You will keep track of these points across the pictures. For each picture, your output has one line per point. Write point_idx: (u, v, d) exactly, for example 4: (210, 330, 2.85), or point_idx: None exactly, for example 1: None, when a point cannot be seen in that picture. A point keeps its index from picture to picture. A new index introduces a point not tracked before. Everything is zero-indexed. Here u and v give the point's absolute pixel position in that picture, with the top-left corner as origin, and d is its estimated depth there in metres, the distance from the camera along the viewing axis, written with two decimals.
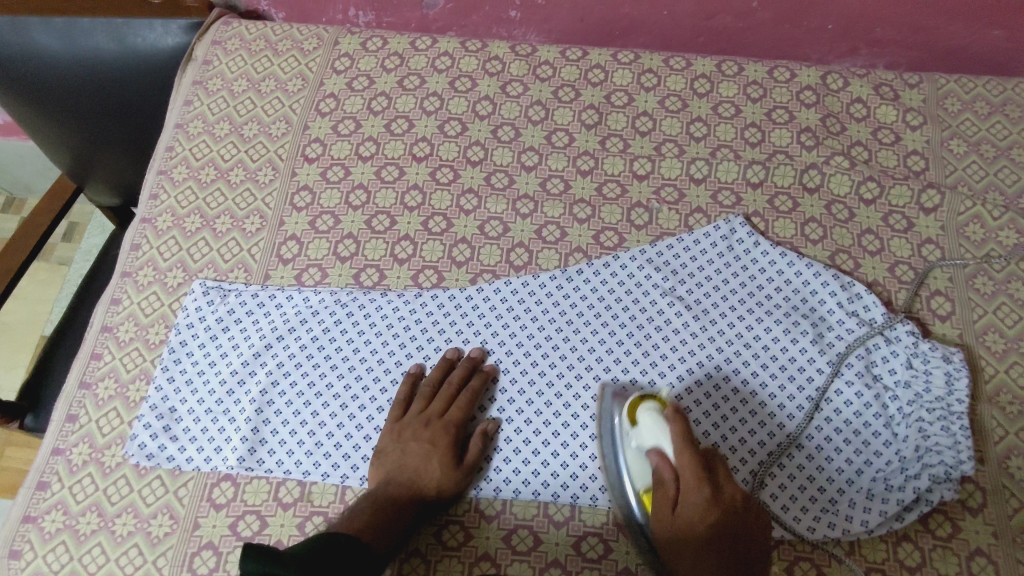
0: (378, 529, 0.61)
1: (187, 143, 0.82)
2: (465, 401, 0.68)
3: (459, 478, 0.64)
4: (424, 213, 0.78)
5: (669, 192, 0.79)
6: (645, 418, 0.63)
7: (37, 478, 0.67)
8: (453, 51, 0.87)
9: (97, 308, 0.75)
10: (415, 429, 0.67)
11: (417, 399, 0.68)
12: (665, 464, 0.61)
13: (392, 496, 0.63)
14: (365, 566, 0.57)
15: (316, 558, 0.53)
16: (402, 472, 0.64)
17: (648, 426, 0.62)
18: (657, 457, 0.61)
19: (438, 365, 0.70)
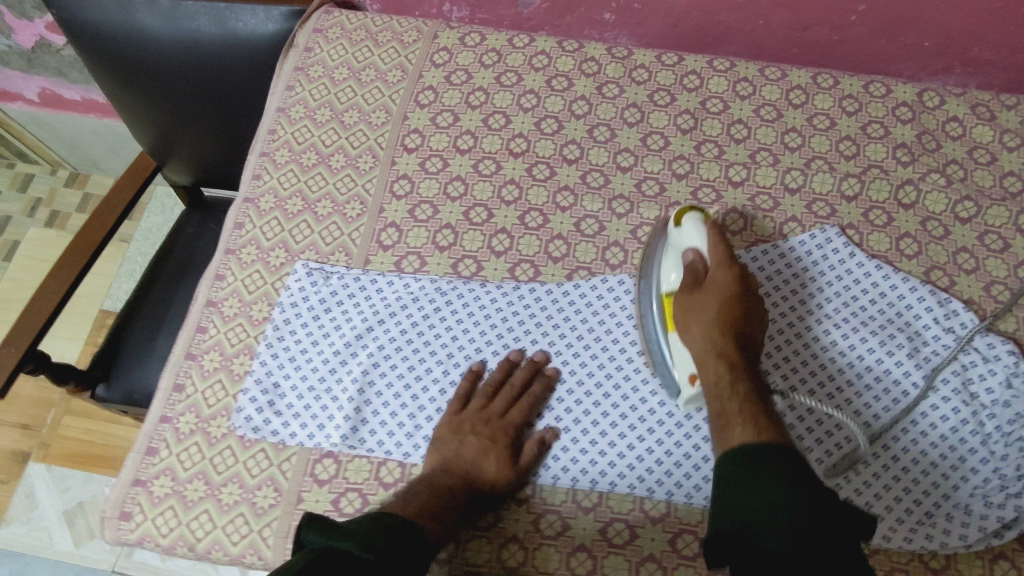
0: (437, 522, 0.60)
1: (289, 127, 0.84)
2: (526, 402, 0.69)
3: (515, 474, 0.66)
4: (521, 208, 0.79)
5: (764, 200, 0.80)
6: (689, 224, 0.70)
7: (146, 443, 0.69)
8: (550, 50, 0.88)
9: (201, 283, 0.77)
10: (474, 424, 0.68)
11: (477, 396, 0.70)
12: (699, 260, 0.70)
13: (448, 489, 0.64)
14: (423, 552, 0.57)
15: (384, 539, 0.54)
16: (458, 466, 0.66)
17: (690, 228, 0.70)
18: (694, 254, 0.70)
19: (500, 364, 0.71)
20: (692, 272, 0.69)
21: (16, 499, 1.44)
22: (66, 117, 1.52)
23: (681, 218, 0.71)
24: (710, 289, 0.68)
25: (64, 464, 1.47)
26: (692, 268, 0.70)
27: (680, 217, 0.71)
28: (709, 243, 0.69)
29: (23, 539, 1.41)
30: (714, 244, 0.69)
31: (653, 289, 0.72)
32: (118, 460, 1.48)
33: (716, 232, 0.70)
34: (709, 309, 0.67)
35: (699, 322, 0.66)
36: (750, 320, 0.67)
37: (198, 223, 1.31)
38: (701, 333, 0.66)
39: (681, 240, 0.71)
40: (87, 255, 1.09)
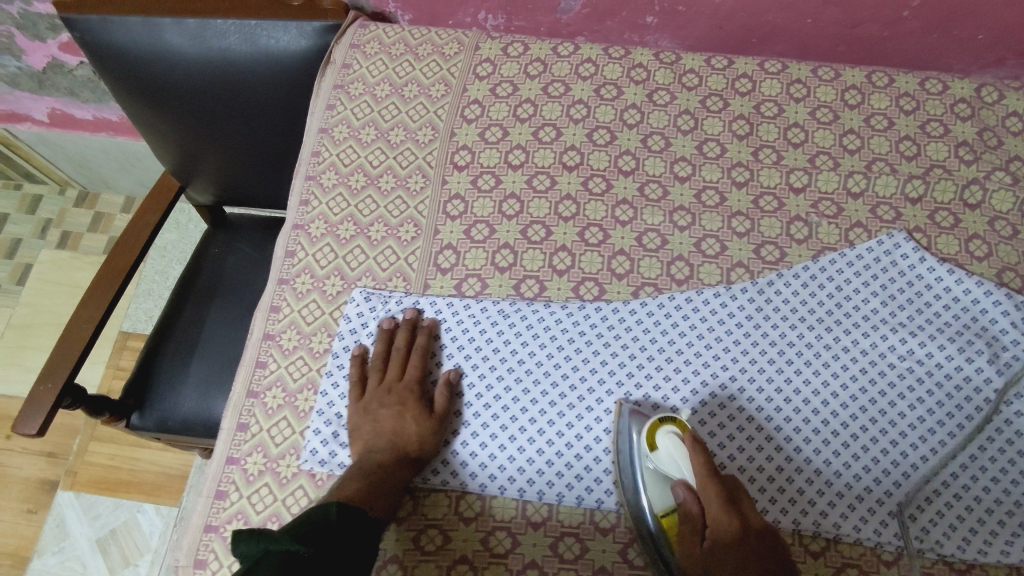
0: (374, 494, 0.62)
1: (334, 148, 0.81)
2: (416, 361, 0.70)
3: (434, 426, 0.67)
4: (580, 224, 0.77)
5: (827, 205, 0.78)
6: (665, 445, 0.62)
7: (214, 486, 0.67)
8: (596, 58, 0.85)
9: (256, 316, 0.74)
10: (379, 397, 0.69)
11: (371, 373, 0.70)
12: (691, 495, 0.60)
13: (381, 461, 0.65)
14: (366, 534, 0.57)
15: (322, 533, 0.54)
16: (380, 438, 0.66)
17: (668, 453, 0.62)
18: (683, 487, 0.61)
19: (378, 338, 0.72)
20: (688, 515, 0.60)
21: (46, 529, 1.41)
22: (76, 136, 1.48)
23: (654, 437, 0.63)
24: (715, 557, 0.58)
25: (93, 491, 1.44)
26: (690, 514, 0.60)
27: (654, 435, 0.63)
28: (698, 475, 0.60)
29: (55, 569, 1.38)
30: (700, 466, 0.60)
31: (643, 505, 0.63)
32: (147, 484, 1.45)
33: (702, 451, 0.60)
34: (726, 551, 0.58)
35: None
36: (759, 528, 0.59)
37: (223, 243, 1.27)
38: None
39: (662, 466, 0.62)
40: (119, 281, 1.06)
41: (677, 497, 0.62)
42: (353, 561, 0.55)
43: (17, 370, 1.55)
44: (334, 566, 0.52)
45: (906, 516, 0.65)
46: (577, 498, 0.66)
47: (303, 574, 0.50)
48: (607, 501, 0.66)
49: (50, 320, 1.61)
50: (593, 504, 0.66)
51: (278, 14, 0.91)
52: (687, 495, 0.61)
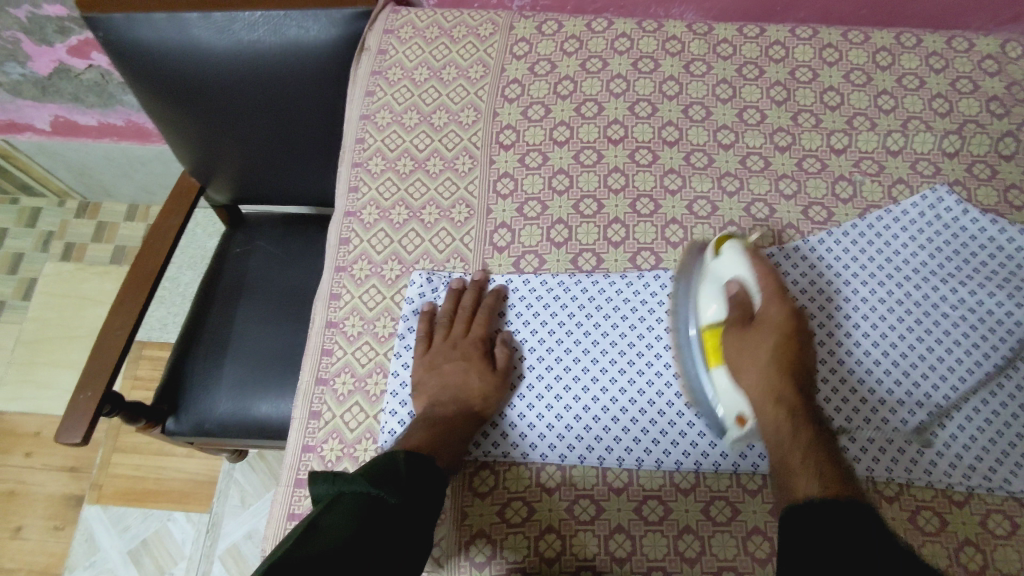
0: (439, 446, 0.64)
1: (378, 134, 0.82)
2: (483, 317, 0.71)
3: (497, 382, 0.68)
4: (630, 196, 0.78)
5: (869, 164, 0.80)
6: (728, 253, 0.68)
7: (293, 476, 0.67)
8: (630, 32, 0.86)
9: (316, 304, 0.75)
10: (445, 353, 0.70)
11: (438, 328, 0.71)
12: (744, 292, 0.66)
13: (447, 415, 0.66)
14: (435, 482, 0.60)
15: (394, 476, 0.57)
16: (445, 391, 0.67)
17: (730, 259, 0.67)
18: (739, 283, 0.66)
19: (447, 296, 0.73)
20: (741, 310, 0.65)
21: (76, 545, 1.38)
22: (78, 144, 1.45)
23: (721, 246, 0.69)
24: (763, 326, 0.65)
25: (120, 502, 1.41)
26: (738, 302, 0.65)
27: (720, 245, 0.69)
28: (758, 272, 0.66)
29: None
30: (762, 274, 0.66)
31: (695, 341, 0.68)
32: (175, 492, 1.42)
33: (764, 262, 0.67)
34: (762, 365, 0.63)
35: (755, 363, 0.63)
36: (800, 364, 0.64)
37: (244, 241, 1.24)
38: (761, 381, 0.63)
39: (719, 271, 0.68)
40: (146, 286, 1.01)
41: (727, 301, 0.66)
42: (425, 503, 0.58)
43: (30, 387, 1.52)
44: (405, 509, 0.56)
45: (974, 457, 0.67)
46: (655, 462, 0.67)
47: (373, 517, 0.54)
48: (686, 462, 0.66)
49: (60, 334, 1.57)
50: (671, 466, 0.66)
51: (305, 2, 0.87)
52: (743, 288, 0.66)
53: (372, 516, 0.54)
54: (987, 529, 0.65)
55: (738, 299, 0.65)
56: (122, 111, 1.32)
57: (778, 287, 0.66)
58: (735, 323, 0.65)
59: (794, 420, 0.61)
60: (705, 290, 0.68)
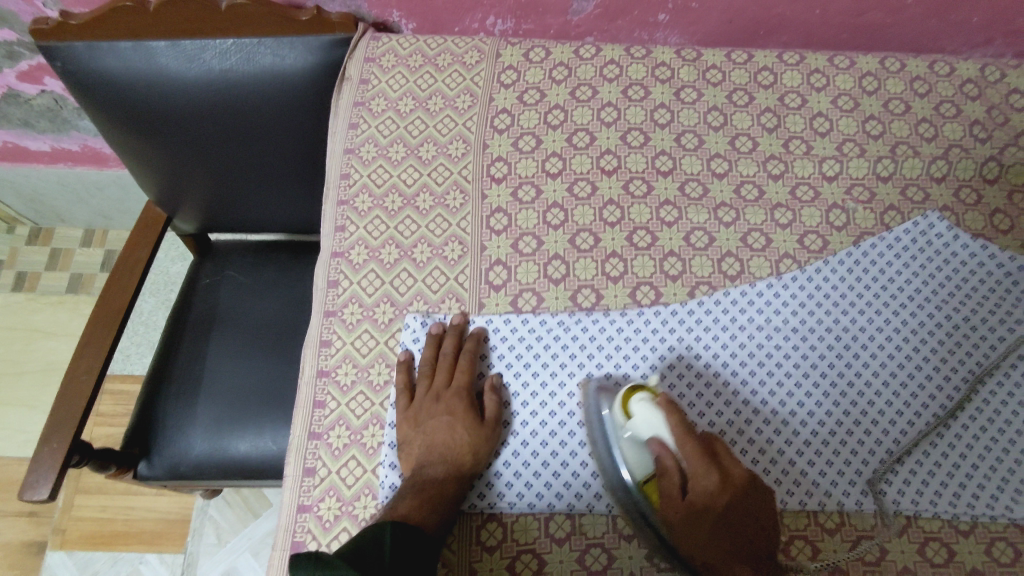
0: (428, 508, 0.60)
1: (364, 169, 0.81)
2: (466, 364, 0.68)
3: (487, 435, 0.65)
4: (626, 228, 0.77)
5: (860, 191, 0.80)
6: (640, 409, 0.61)
7: (289, 539, 0.63)
8: (619, 59, 0.86)
9: (306, 352, 0.71)
10: (429, 406, 0.66)
11: (419, 379, 0.69)
12: (666, 453, 0.59)
13: (436, 475, 0.63)
14: (422, 553, 0.57)
15: (379, 554, 0.54)
16: (433, 450, 0.64)
17: (644, 416, 0.61)
18: (657, 445, 0.60)
19: (427, 343, 0.70)
20: (667, 476, 0.59)
21: None
22: (28, 170, 1.36)
23: (630, 408, 0.62)
24: (697, 504, 0.59)
25: (86, 547, 1.34)
26: (667, 468, 0.59)
27: (628, 406, 0.62)
28: (674, 433, 0.59)
29: None
30: (681, 433, 0.59)
31: (623, 468, 0.63)
32: (146, 533, 1.35)
33: (675, 411, 0.60)
34: (704, 538, 0.59)
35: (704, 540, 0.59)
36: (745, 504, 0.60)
37: (213, 270, 1.17)
38: (705, 552, 0.59)
39: (636, 432, 0.61)
40: (117, 321, 0.94)
41: (654, 459, 0.61)
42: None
43: None
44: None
45: (976, 487, 0.66)
46: None
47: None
48: None
49: (12, 371, 1.48)
50: None
51: (279, 28, 0.82)
52: (661, 450, 0.59)
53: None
54: (992, 558, 0.64)
55: (662, 468, 0.60)
56: (78, 137, 1.25)
57: (701, 447, 0.59)
58: (671, 485, 0.59)
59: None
60: (628, 455, 0.62)
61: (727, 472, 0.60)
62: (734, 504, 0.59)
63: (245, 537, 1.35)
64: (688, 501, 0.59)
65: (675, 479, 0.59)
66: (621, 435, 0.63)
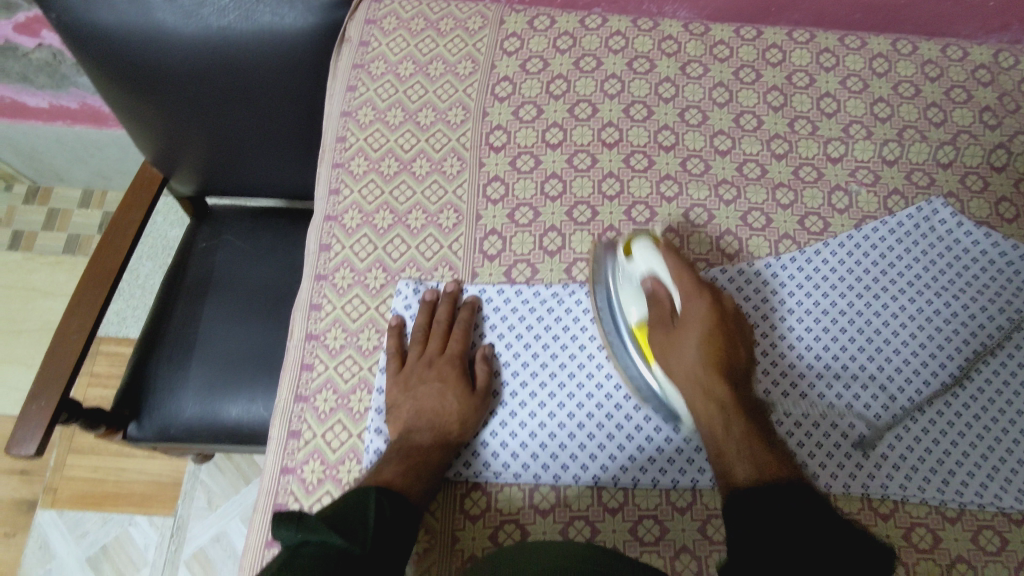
0: (413, 476, 0.60)
1: (360, 133, 0.79)
2: (459, 332, 0.68)
3: (477, 405, 0.64)
4: (625, 202, 0.76)
5: (865, 174, 0.79)
6: (640, 250, 0.66)
7: (271, 500, 0.63)
8: (625, 30, 0.85)
9: (295, 315, 0.71)
10: (420, 373, 0.66)
11: (411, 345, 0.68)
12: (660, 289, 0.65)
13: (422, 442, 0.62)
14: (406, 523, 0.57)
15: (362, 525, 0.54)
16: (421, 416, 0.64)
17: (643, 256, 0.65)
18: (652, 281, 0.65)
19: (420, 310, 0.69)
20: (658, 306, 0.65)
21: (28, 552, 1.31)
22: (26, 127, 1.35)
23: (631, 248, 0.67)
24: (686, 326, 0.64)
25: (76, 507, 1.34)
26: (660, 297, 0.65)
27: (630, 246, 0.67)
28: (671, 269, 0.65)
29: None
30: (676, 273, 0.65)
31: (620, 315, 0.68)
32: (136, 495, 1.36)
33: (672, 253, 0.66)
34: (686, 351, 0.63)
35: (684, 369, 0.62)
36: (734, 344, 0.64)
37: (209, 234, 1.16)
38: (689, 360, 0.62)
39: (633, 272, 0.66)
40: (108, 283, 0.92)
41: (648, 297, 0.66)
42: (392, 557, 0.55)
43: None
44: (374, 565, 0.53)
45: (966, 474, 0.66)
46: (651, 481, 0.64)
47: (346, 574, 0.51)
48: (682, 480, 0.64)
49: (6, 329, 1.47)
50: (668, 486, 0.64)
51: None
52: (655, 285, 0.65)
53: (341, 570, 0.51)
54: (977, 546, 0.64)
55: (654, 297, 0.65)
56: (77, 94, 1.24)
57: (697, 280, 0.65)
58: (663, 318, 0.65)
59: (726, 415, 0.61)
60: (626, 302, 0.67)
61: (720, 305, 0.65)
62: (723, 335, 0.63)
63: (237, 503, 1.35)
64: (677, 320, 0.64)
65: (665, 309, 0.65)
66: (621, 285, 0.68)
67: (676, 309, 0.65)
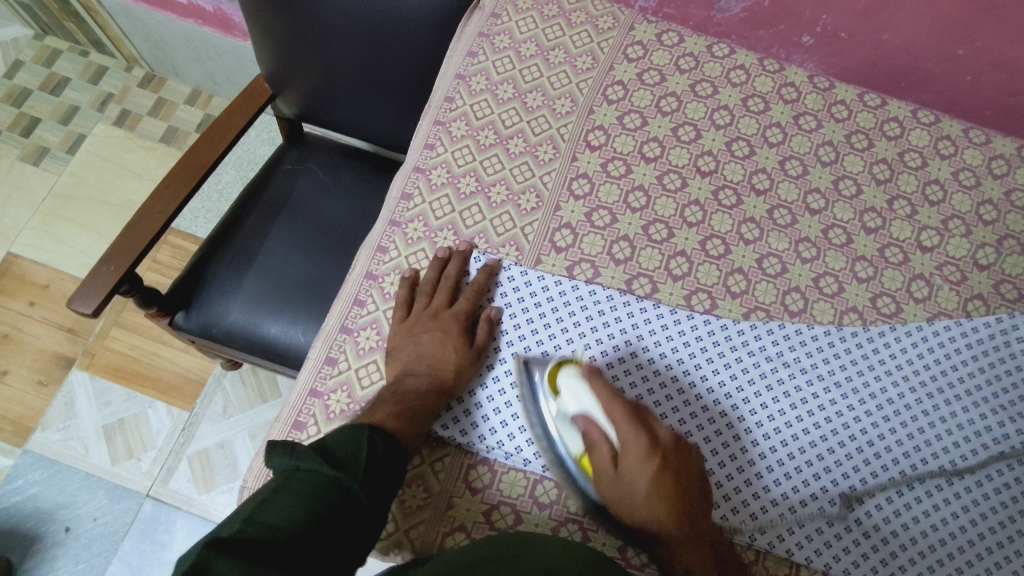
0: (405, 420, 0.62)
1: (469, 98, 0.81)
2: (466, 289, 0.70)
3: (472, 359, 0.66)
4: (703, 232, 0.76)
5: (952, 271, 0.76)
6: (566, 386, 0.61)
7: (293, 416, 0.66)
8: (749, 67, 0.85)
9: (361, 252, 0.73)
10: (424, 322, 0.69)
11: (419, 296, 0.70)
12: (593, 429, 0.59)
13: (417, 388, 0.64)
14: (397, 465, 0.58)
15: (353, 456, 0.56)
16: (419, 362, 0.66)
17: (569, 392, 0.60)
18: (584, 421, 0.60)
19: (431, 264, 0.71)
20: (594, 452, 0.59)
21: (54, 404, 1.38)
22: (160, 17, 1.43)
23: (557, 384, 0.62)
24: (630, 472, 0.58)
25: (106, 377, 1.41)
26: (598, 441, 0.59)
27: (556, 380, 0.62)
28: (602, 408, 0.58)
29: (57, 446, 1.35)
30: (608, 406, 0.58)
31: (558, 443, 0.63)
32: (162, 382, 1.42)
33: (601, 382, 0.59)
34: (638, 499, 0.58)
35: (630, 492, 0.58)
36: (680, 482, 0.58)
37: (296, 159, 1.20)
38: (642, 507, 0.58)
39: (564, 408, 0.61)
40: (195, 179, 0.96)
41: (581, 434, 0.61)
42: (385, 490, 0.57)
43: (48, 239, 1.51)
44: (365, 493, 0.55)
45: None
46: None
47: (336, 503, 0.54)
48: None
49: (90, 196, 1.56)
50: None
51: None
52: (588, 426, 0.59)
53: (332, 498, 0.54)
54: None
55: (590, 443, 0.59)
56: None
57: (629, 413, 0.58)
58: (603, 459, 0.59)
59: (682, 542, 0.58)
60: (562, 433, 0.62)
61: (655, 436, 0.59)
62: (666, 465, 0.58)
63: (249, 418, 1.41)
64: (618, 475, 0.58)
65: (605, 451, 0.59)
66: (554, 411, 0.63)
67: (613, 444, 0.59)
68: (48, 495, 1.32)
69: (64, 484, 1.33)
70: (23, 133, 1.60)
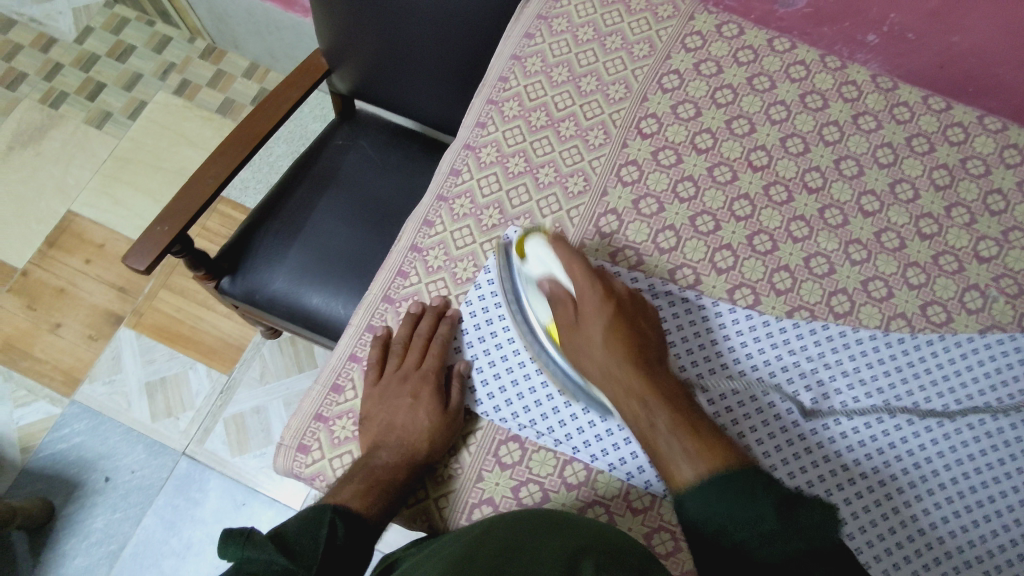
0: (371, 497, 0.60)
1: (523, 79, 0.81)
2: (438, 348, 0.67)
3: (445, 424, 0.63)
4: (751, 227, 0.75)
5: (1008, 283, 0.73)
6: (532, 249, 0.67)
7: (332, 380, 0.69)
8: (810, 62, 0.83)
9: (407, 225, 0.75)
10: (396, 385, 0.67)
11: (391, 357, 0.69)
12: (559, 289, 0.65)
13: (386, 462, 0.62)
14: (356, 551, 0.59)
15: (311, 546, 0.56)
16: (390, 433, 0.64)
17: (536, 255, 0.67)
18: (549, 282, 0.66)
19: (405, 320, 0.69)
20: (560, 310, 0.65)
21: (102, 359, 1.44)
22: None
23: (524, 249, 0.68)
24: (589, 320, 0.63)
25: (152, 336, 1.46)
26: (561, 298, 0.65)
27: (523, 246, 0.68)
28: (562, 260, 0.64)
29: (102, 399, 1.41)
30: (567, 262, 0.64)
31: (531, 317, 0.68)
32: (204, 345, 1.46)
33: (562, 242, 0.66)
34: (596, 346, 0.62)
35: (591, 342, 0.63)
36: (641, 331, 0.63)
37: (348, 135, 1.22)
38: (600, 356, 0.62)
39: (530, 272, 0.68)
40: (250, 147, 0.99)
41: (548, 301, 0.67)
42: None
43: (106, 200, 1.57)
44: None
45: None
46: None
47: None
48: None
49: (147, 161, 1.61)
50: None
51: None
52: (553, 285, 0.66)
53: None
54: None
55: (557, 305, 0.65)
56: None
57: (587, 266, 0.64)
58: (566, 316, 0.64)
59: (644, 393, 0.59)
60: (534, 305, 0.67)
61: (611, 288, 0.65)
62: (621, 316, 0.63)
63: (284, 386, 1.44)
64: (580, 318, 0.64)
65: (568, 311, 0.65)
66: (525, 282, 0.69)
67: (574, 300, 0.65)
68: (92, 445, 1.38)
69: (106, 436, 1.38)
70: (89, 97, 1.67)
